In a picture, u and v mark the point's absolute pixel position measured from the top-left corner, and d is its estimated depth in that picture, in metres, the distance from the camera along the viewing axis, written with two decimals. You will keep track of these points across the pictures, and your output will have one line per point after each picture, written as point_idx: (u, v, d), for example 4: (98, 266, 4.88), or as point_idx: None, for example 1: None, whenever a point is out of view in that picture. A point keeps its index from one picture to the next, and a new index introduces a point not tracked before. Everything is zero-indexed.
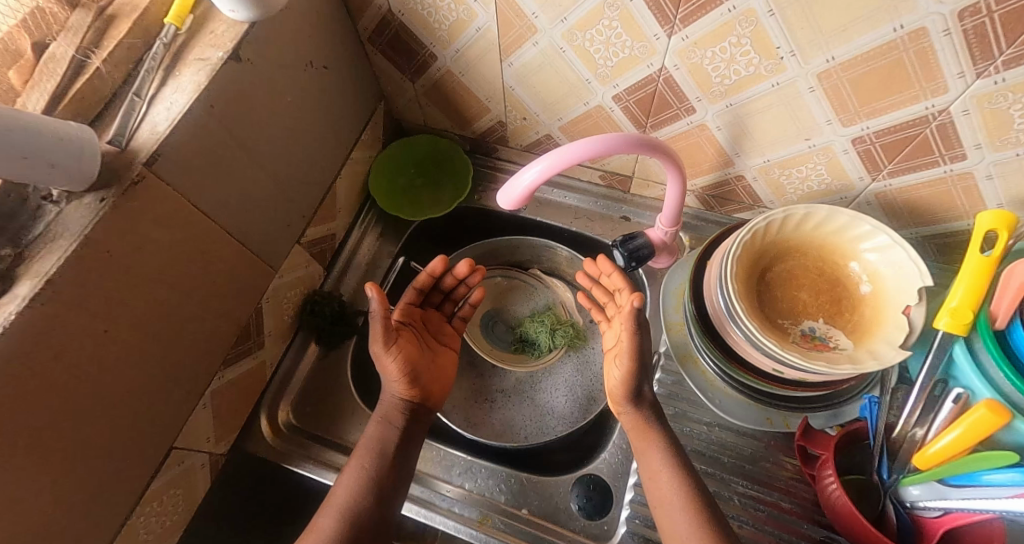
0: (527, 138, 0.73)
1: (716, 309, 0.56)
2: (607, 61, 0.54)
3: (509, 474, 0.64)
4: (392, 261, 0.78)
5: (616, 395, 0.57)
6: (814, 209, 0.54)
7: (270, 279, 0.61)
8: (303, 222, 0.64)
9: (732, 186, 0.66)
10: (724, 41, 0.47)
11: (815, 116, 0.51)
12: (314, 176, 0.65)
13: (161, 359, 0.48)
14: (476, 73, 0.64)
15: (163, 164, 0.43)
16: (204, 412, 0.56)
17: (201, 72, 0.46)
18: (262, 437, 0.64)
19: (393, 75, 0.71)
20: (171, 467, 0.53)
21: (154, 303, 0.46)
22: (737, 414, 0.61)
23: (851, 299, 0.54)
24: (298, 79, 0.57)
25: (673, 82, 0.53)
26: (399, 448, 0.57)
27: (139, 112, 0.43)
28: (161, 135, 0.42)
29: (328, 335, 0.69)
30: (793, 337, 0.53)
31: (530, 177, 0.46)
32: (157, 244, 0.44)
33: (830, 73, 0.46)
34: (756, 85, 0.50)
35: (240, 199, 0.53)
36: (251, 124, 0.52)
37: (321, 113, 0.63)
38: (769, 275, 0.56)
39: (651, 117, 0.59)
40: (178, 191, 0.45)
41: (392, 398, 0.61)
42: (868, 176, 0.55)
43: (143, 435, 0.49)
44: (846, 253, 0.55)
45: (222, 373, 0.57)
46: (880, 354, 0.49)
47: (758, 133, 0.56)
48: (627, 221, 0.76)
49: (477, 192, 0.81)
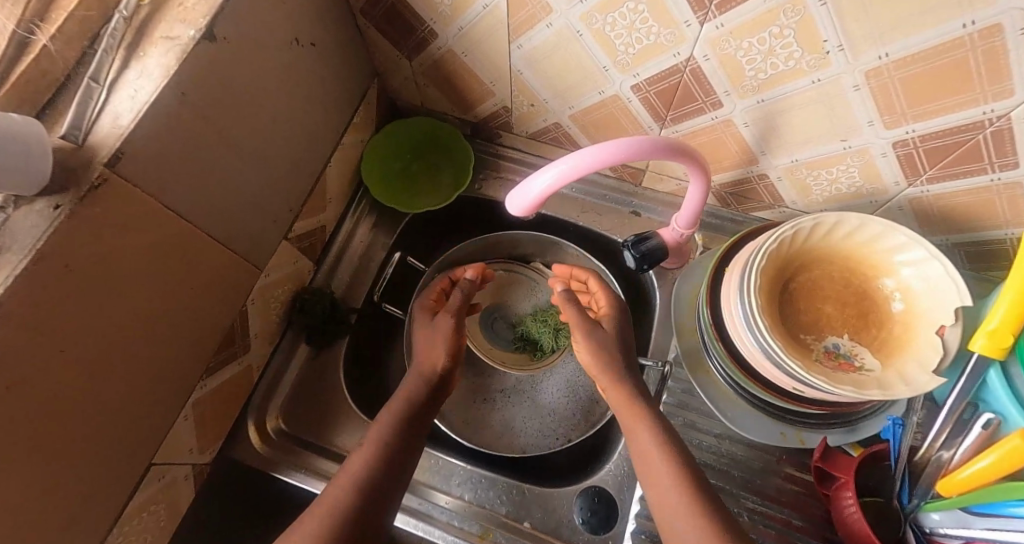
0: (534, 125, 0.67)
1: (735, 321, 0.53)
2: (628, 48, 0.48)
3: (511, 485, 0.61)
4: (388, 256, 0.73)
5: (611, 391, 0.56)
6: (846, 217, 0.49)
7: (255, 279, 0.56)
8: (291, 215, 0.59)
9: (753, 184, 0.61)
10: (763, 31, 0.41)
11: (856, 117, 0.46)
12: (303, 165, 0.59)
13: (136, 375, 0.44)
14: (481, 53, 0.58)
15: (128, 163, 0.37)
16: (185, 424, 0.52)
17: (170, 53, 0.40)
18: (250, 444, 0.61)
19: (389, 52, 0.65)
20: (151, 484, 0.50)
21: (125, 317, 0.41)
22: (749, 427, 0.58)
23: (879, 314, 0.50)
24: (282, 59, 0.51)
25: (701, 74, 0.48)
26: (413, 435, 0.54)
27: (96, 100, 0.37)
28: (124, 130, 0.37)
29: (320, 334, 0.65)
30: (815, 354, 0.50)
31: (541, 184, 0.42)
32: (125, 253, 0.39)
33: (881, 71, 0.41)
34: (794, 80, 0.45)
35: (219, 196, 0.47)
36: (230, 111, 0.46)
37: (310, 96, 0.57)
38: (792, 285, 0.53)
39: (672, 109, 0.54)
40: (147, 193, 0.39)
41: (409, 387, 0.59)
42: (904, 181, 0.51)
43: (119, 456, 0.45)
44: (876, 264, 0.51)
45: (205, 382, 0.53)
46: (911, 379, 0.45)
47: (789, 131, 0.51)
48: (637, 216, 0.71)
49: (477, 180, 0.76)
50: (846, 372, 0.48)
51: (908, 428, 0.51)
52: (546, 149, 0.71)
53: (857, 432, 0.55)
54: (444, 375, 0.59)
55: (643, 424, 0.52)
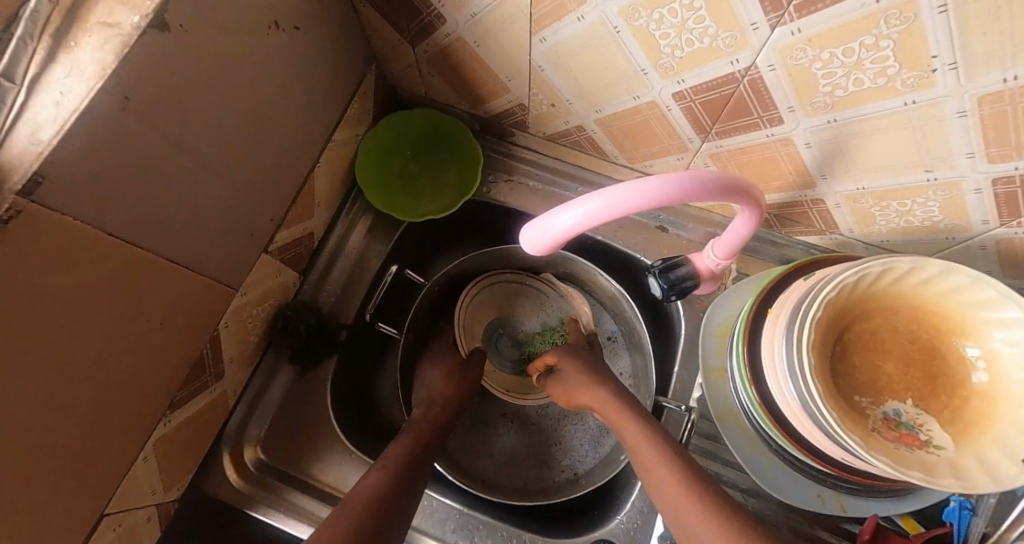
0: (553, 127, 0.59)
1: (778, 375, 0.45)
2: (674, 51, 0.40)
3: (511, 534, 0.55)
4: (382, 270, 0.66)
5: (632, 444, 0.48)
6: (923, 263, 0.41)
7: (229, 301, 0.49)
8: (272, 226, 0.52)
9: (805, 208, 0.53)
10: (852, 41, 0.32)
11: (952, 147, 0.37)
12: (287, 168, 0.52)
13: (79, 426, 0.37)
14: (496, 44, 0.49)
15: (53, 188, 0.30)
16: (147, 465, 0.45)
17: (107, 44, 0.31)
18: (224, 477, 0.55)
19: (389, 37, 0.56)
20: (105, 534, 0.43)
21: (62, 364, 0.34)
22: (782, 487, 0.51)
23: (953, 380, 0.42)
24: (259, 46, 0.43)
25: (761, 86, 0.39)
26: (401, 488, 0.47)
27: (11, 104, 0.29)
28: (45, 146, 0.29)
29: (305, 354, 0.59)
30: (872, 422, 0.43)
31: (567, 221, 0.36)
32: (54, 293, 0.32)
33: (999, 97, 0.31)
34: (881, 100, 0.36)
35: (181, 213, 0.40)
36: (192, 113, 0.38)
37: (295, 89, 0.49)
38: (847, 337, 0.45)
39: (719, 122, 0.46)
40: (81, 220, 0.32)
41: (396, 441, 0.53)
42: (996, 221, 0.42)
43: (63, 514, 0.39)
44: (953, 319, 0.43)
45: (170, 417, 0.46)
46: (996, 470, 0.37)
47: (861, 156, 0.43)
48: (663, 232, 0.63)
49: (486, 183, 0.68)
50: (912, 449, 0.40)
51: (977, 515, 0.44)
52: (565, 152, 0.63)
53: (904, 503, 0.48)
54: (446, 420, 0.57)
55: (640, 434, 0.48)
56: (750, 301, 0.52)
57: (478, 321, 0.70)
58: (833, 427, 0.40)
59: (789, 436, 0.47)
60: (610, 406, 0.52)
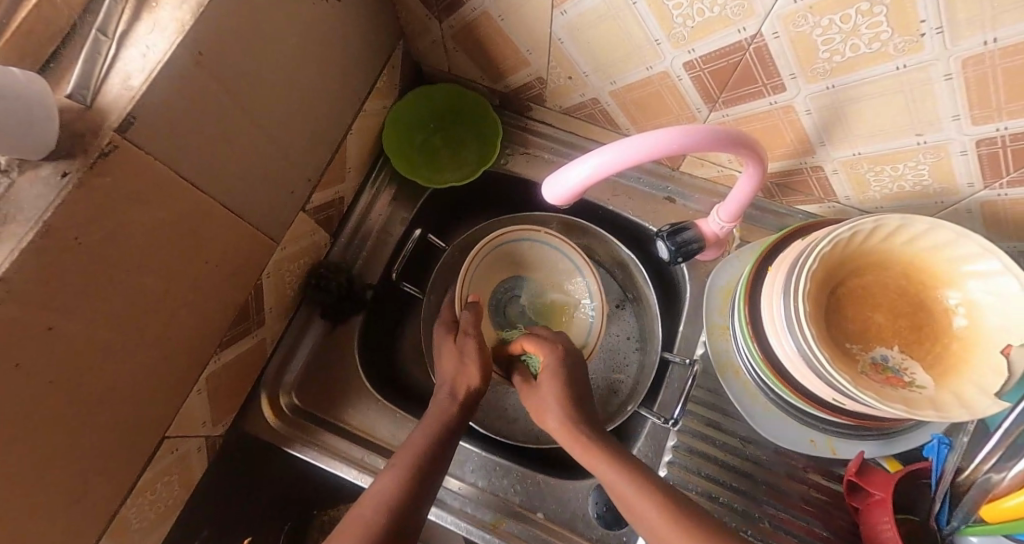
0: (569, 100, 0.63)
1: (777, 327, 0.49)
2: (687, 20, 0.43)
3: (525, 474, 0.60)
4: (407, 233, 0.70)
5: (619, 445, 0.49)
6: (912, 220, 0.45)
7: (271, 252, 0.53)
8: (310, 186, 0.56)
9: (805, 176, 0.57)
10: (849, 8, 0.36)
11: (939, 110, 0.41)
12: (324, 132, 0.56)
13: (149, 352, 0.42)
14: (520, 19, 0.53)
15: (141, 129, 0.34)
16: (198, 398, 0.50)
17: (184, 5, 0.35)
18: (263, 418, 0.60)
19: (418, 12, 0.60)
20: (164, 457, 0.48)
21: (140, 291, 0.39)
22: (778, 433, 0.56)
23: (936, 327, 0.46)
24: (306, 16, 0.47)
25: (766, 54, 0.43)
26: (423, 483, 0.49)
27: (105, 55, 0.33)
28: (135, 93, 0.33)
29: (335, 310, 0.64)
30: (861, 366, 0.47)
31: (583, 174, 0.40)
32: (138, 224, 0.36)
33: (982, 59, 0.35)
34: (875, 65, 0.40)
35: (236, 166, 0.44)
36: (250, 73, 0.42)
37: (334, 58, 0.53)
38: (841, 290, 0.49)
39: (726, 92, 0.49)
40: (160, 161, 0.36)
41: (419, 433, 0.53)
42: (980, 183, 0.46)
43: (132, 431, 0.43)
44: (939, 272, 0.46)
45: (220, 354, 0.51)
46: (969, 401, 0.42)
47: (858, 121, 0.46)
48: (670, 203, 0.67)
49: (504, 154, 0.71)
50: (896, 388, 0.44)
51: (954, 450, 0.48)
52: (579, 126, 0.66)
53: (893, 442, 0.52)
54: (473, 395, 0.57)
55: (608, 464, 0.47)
56: (750, 265, 0.56)
57: (485, 282, 0.70)
58: (827, 367, 0.44)
59: (787, 384, 0.51)
60: (574, 433, 0.51)
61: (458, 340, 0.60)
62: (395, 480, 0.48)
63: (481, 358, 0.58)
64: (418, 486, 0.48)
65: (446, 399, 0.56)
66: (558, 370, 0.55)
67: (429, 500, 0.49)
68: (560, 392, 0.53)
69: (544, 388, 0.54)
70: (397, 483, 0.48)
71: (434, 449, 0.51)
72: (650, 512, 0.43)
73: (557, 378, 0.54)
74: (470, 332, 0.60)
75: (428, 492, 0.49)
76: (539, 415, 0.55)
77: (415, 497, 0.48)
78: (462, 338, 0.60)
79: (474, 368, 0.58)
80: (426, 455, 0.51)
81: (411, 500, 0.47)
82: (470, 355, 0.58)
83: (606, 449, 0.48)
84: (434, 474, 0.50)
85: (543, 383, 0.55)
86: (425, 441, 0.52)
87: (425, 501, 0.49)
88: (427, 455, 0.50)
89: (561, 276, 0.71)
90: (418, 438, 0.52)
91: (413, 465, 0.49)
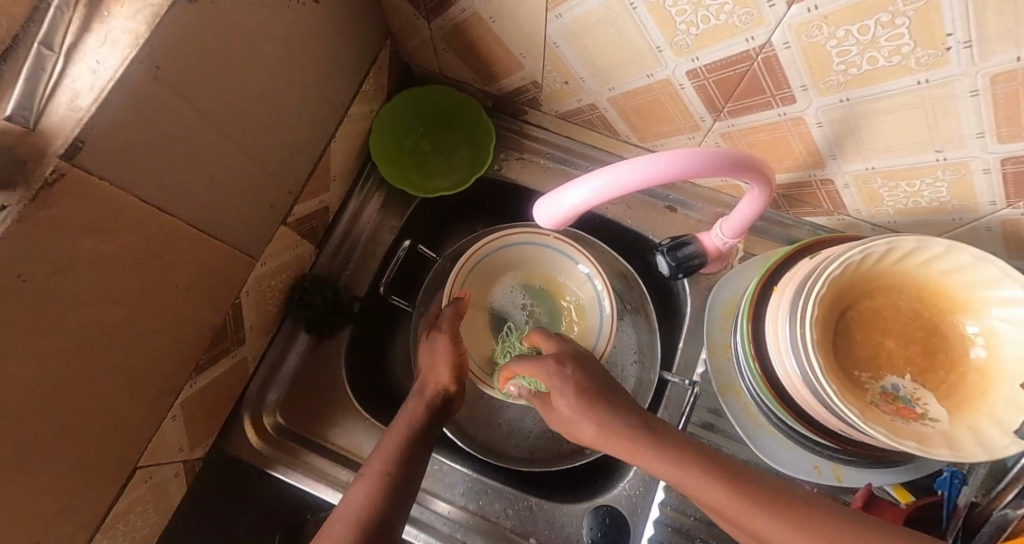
0: (566, 105, 0.60)
1: (781, 349, 0.46)
2: (690, 27, 0.40)
3: (518, 497, 0.58)
4: (396, 243, 0.68)
5: (653, 438, 0.43)
6: (928, 243, 0.42)
7: (250, 269, 0.51)
8: (291, 198, 0.53)
9: (814, 188, 0.54)
10: (868, 19, 0.33)
11: (962, 126, 0.38)
12: (304, 141, 0.52)
13: (111, 385, 0.39)
14: (513, 20, 0.50)
15: (93, 154, 0.31)
16: (173, 424, 0.47)
17: (139, 16, 0.32)
18: (246, 438, 0.58)
19: (405, 11, 0.56)
20: (137, 486, 0.46)
21: (101, 322, 0.36)
22: (779, 458, 0.53)
23: (951, 355, 0.43)
24: (279, 20, 0.43)
25: (775, 65, 0.40)
26: (397, 501, 0.47)
27: (49, 71, 0.30)
28: (83, 115, 0.30)
29: (321, 324, 0.61)
30: (871, 395, 0.44)
31: (575, 198, 0.37)
32: (95, 255, 0.34)
33: (1012, 76, 0.32)
34: (894, 78, 0.37)
35: (204, 183, 0.41)
36: (216, 84, 0.39)
37: (314, 63, 0.50)
38: (850, 313, 0.46)
39: (732, 101, 0.46)
40: (116, 185, 0.33)
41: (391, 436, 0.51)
42: (1003, 202, 0.43)
43: (100, 465, 0.41)
44: (956, 298, 0.44)
45: (196, 379, 0.48)
46: (988, 440, 0.39)
47: (872, 135, 0.43)
48: (672, 212, 0.64)
49: (497, 159, 0.68)
50: (908, 421, 0.42)
51: (966, 484, 0.47)
52: (576, 131, 0.63)
53: (895, 469, 0.51)
54: (445, 396, 0.55)
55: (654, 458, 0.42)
56: (754, 281, 0.53)
57: (481, 285, 0.67)
58: (834, 400, 0.42)
59: (790, 411, 0.49)
60: (617, 440, 0.44)
61: (432, 336, 0.58)
62: (367, 494, 0.46)
63: (452, 357, 0.56)
64: (393, 499, 0.47)
65: (417, 399, 0.55)
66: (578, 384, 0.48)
67: (402, 517, 0.47)
68: (579, 403, 0.47)
69: (561, 409, 0.48)
70: (369, 498, 0.46)
71: (407, 458, 0.50)
72: (730, 505, 0.37)
73: (577, 385, 0.48)
74: (443, 328, 0.57)
75: (402, 508, 0.47)
76: (568, 429, 0.49)
77: (388, 513, 0.46)
78: (436, 333, 0.57)
79: (443, 368, 0.56)
80: (402, 462, 0.49)
81: (387, 509, 0.46)
82: (442, 354, 0.56)
83: (646, 443, 0.42)
84: (409, 482, 0.49)
85: (562, 408, 0.48)
86: (400, 447, 0.50)
87: (398, 514, 0.47)
88: (400, 464, 0.49)
89: (569, 277, 0.67)
90: (392, 442, 0.50)
91: (384, 473, 0.48)
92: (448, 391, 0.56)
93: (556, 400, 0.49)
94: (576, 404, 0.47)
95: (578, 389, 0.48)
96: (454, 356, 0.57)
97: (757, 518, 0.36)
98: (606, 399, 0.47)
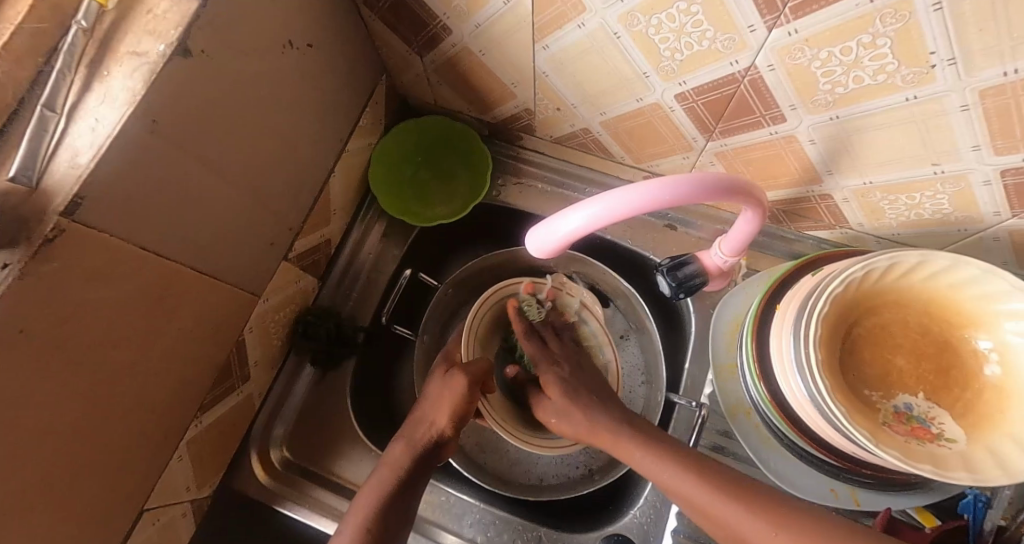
0: (561, 130, 0.60)
1: (787, 369, 0.45)
2: (674, 54, 0.40)
3: (526, 528, 0.58)
4: (398, 272, 0.68)
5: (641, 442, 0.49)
6: (932, 257, 0.41)
7: (253, 306, 0.51)
8: (291, 235, 0.54)
9: (813, 204, 0.53)
10: (850, 40, 0.33)
11: (957, 140, 0.37)
12: (303, 179, 0.54)
13: (117, 429, 0.40)
14: (502, 53, 0.50)
15: (92, 209, 0.32)
16: (180, 464, 0.48)
17: (137, 72, 0.33)
18: (253, 475, 0.58)
19: (398, 47, 0.57)
20: (145, 528, 0.46)
21: (103, 370, 0.37)
22: (791, 483, 0.52)
23: (966, 372, 0.42)
24: (274, 67, 0.44)
25: (762, 86, 0.40)
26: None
27: (52, 132, 0.32)
28: (82, 171, 0.31)
29: (325, 357, 0.62)
30: (883, 416, 0.43)
31: (567, 227, 0.37)
32: (99, 306, 0.34)
33: (1001, 91, 0.31)
34: (881, 96, 0.36)
35: (203, 226, 0.42)
36: (213, 132, 0.40)
37: (309, 104, 0.51)
38: (856, 331, 0.45)
39: (722, 122, 0.46)
40: (115, 236, 0.34)
41: (375, 492, 0.51)
42: (1008, 212, 0.42)
43: (107, 509, 0.41)
44: (964, 312, 0.42)
45: (202, 417, 0.49)
46: (1009, 462, 0.37)
47: (866, 151, 0.43)
48: (672, 230, 0.64)
49: (496, 185, 0.69)
50: (923, 443, 0.41)
51: (992, 507, 0.46)
52: (572, 154, 0.63)
53: (915, 494, 0.49)
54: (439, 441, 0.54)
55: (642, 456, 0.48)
56: (758, 299, 0.52)
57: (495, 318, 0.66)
58: (844, 423, 0.40)
59: (802, 435, 0.48)
60: (601, 426, 0.52)
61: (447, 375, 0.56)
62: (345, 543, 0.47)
63: (457, 405, 0.54)
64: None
65: (406, 444, 0.54)
66: (566, 384, 0.56)
67: None
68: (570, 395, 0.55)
69: (554, 397, 0.56)
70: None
71: (390, 507, 0.50)
72: (703, 499, 0.43)
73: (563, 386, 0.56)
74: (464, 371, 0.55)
75: None
76: (555, 420, 0.56)
77: None
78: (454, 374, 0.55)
79: (444, 413, 0.54)
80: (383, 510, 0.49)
81: None
82: (451, 398, 0.54)
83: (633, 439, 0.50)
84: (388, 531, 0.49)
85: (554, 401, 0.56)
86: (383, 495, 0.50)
87: None
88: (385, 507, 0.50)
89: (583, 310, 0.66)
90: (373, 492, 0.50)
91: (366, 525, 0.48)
92: (443, 435, 0.54)
93: (549, 390, 0.57)
94: (568, 398, 0.55)
95: (569, 381, 0.56)
96: (461, 406, 0.54)
97: (719, 506, 0.42)
98: (598, 403, 0.54)
